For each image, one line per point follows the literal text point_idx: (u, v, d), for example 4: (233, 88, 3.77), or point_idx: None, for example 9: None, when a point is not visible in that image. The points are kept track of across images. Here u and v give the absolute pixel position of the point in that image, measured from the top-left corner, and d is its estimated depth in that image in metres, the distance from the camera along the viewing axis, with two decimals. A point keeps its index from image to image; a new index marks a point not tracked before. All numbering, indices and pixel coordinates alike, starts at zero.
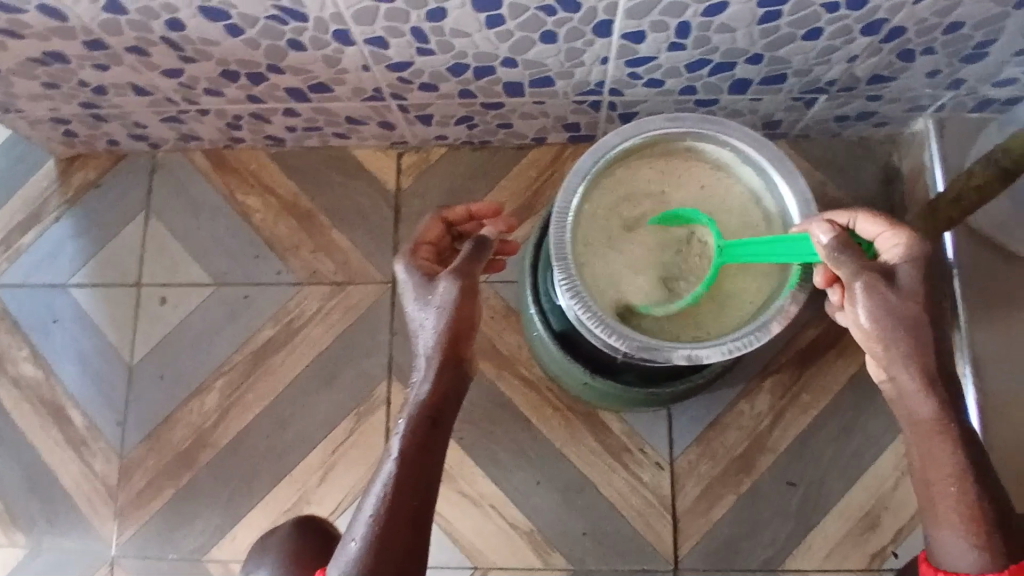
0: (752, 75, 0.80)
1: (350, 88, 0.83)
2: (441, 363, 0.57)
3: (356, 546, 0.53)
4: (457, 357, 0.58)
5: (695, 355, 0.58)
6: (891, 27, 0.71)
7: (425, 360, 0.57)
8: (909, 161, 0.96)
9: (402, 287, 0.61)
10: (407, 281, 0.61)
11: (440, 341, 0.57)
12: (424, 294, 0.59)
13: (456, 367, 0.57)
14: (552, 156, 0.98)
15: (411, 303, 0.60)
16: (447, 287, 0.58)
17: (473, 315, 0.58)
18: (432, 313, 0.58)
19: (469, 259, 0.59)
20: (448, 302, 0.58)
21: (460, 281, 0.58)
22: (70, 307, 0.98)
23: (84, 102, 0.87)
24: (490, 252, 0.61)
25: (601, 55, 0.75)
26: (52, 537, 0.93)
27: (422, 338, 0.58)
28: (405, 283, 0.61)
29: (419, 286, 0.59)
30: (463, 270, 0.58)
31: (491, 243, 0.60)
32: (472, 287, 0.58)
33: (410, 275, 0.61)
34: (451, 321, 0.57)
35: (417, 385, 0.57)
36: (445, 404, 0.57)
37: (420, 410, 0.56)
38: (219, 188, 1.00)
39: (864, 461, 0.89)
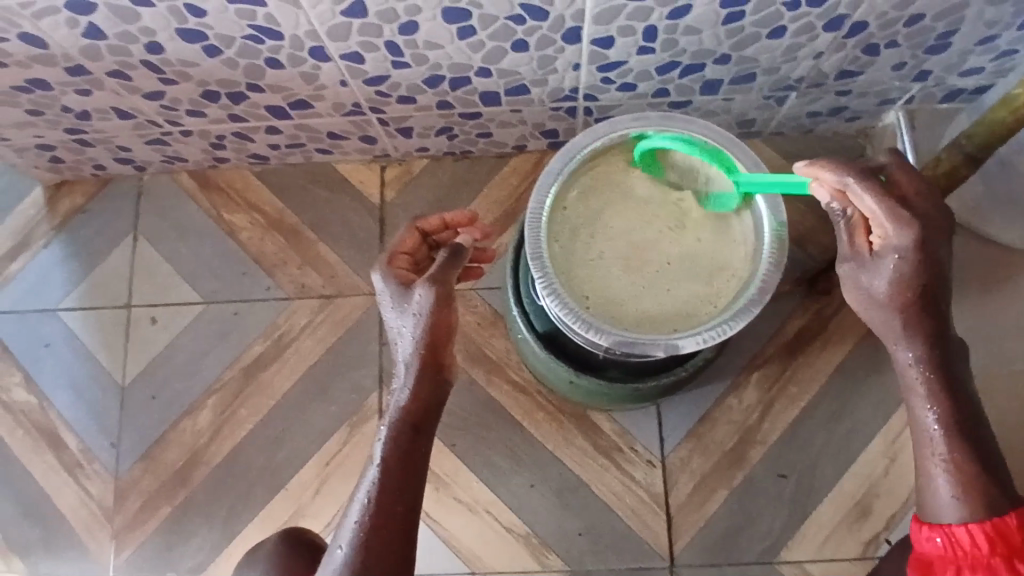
0: (722, 76, 0.81)
1: (330, 103, 0.85)
2: (421, 370, 0.57)
3: (343, 552, 0.54)
4: (437, 363, 0.58)
5: (672, 346, 0.59)
6: (853, 22, 0.73)
7: (404, 368, 0.57)
8: (882, 153, 0.98)
9: (380, 297, 0.61)
10: (384, 291, 0.61)
11: (418, 348, 0.57)
12: (401, 302, 0.59)
13: (436, 373, 0.58)
14: (532, 164, 1.00)
15: (388, 312, 0.60)
16: (423, 295, 0.58)
17: (450, 322, 0.58)
18: (410, 321, 0.58)
19: (444, 266, 0.59)
20: (425, 310, 0.57)
21: (435, 288, 0.58)
22: (61, 332, 0.99)
23: (68, 128, 0.88)
24: (465, 259, 0.62)
25: (573, 62, 0.77)
26: (49, 562, 0.93)
27: (400, 346, 0.58)
28: (383, 293, 0.61)
29: (396, 295, 0.60)
30: (438, 277, 0.58)
31: (464, 252, 0.61)
32: (449, 293, 0.58)
33: (387, 284, 0.61)
34: (429, 328, 0.57)
35: (397, 392, 0.58)
36: (427, 410, 0.58)
37: (401, 417, 0.57)
38: (206, 208, 1.01)
39: (854, 449, 0.90)
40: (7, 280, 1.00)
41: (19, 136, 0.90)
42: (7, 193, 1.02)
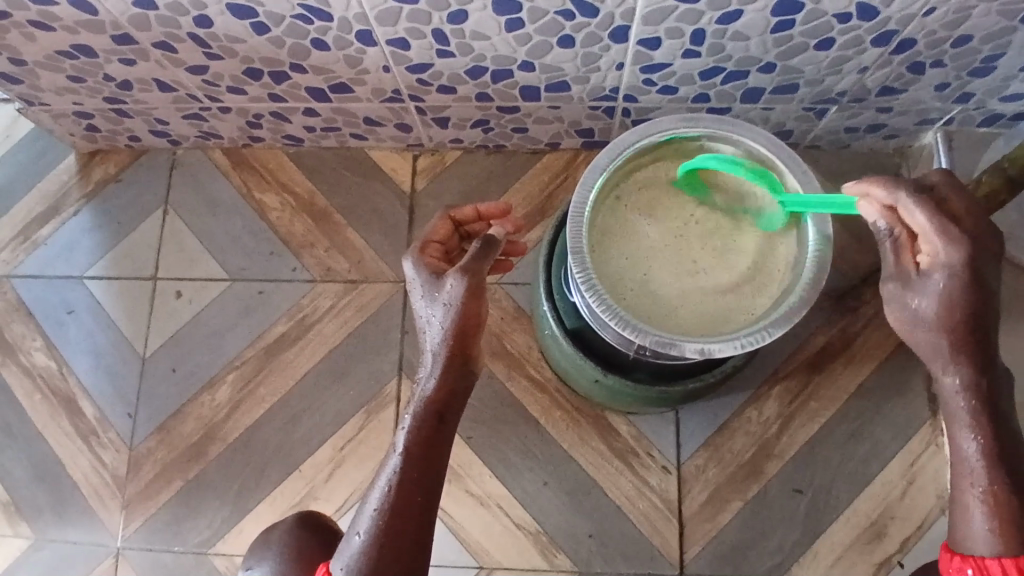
0: (765, 84, 0.81)
1: (370, 88, 0.85)
2: (447, 359, 0.56)
3: (361, 539, 0.54)
4: (464, 354, 0.57)
5: (706, 350, 0.59)
6: (901, 38, 0.73)
7: (431, 357, 0.57)
8: (917, 174, 0.97)
9: (410, 285, 0.61)
10: (414, 279, 0.61)
11: (446, 337, 0.56)
12: (431, 292, 0.59)
13: (462, 364, 0.57)
14: (565, 162, 1.00)
15: (418, 301, 0.60)
16: (454, 285, 0.57)
17: (480, 313, 0.57)
18: (439, 310, 0.57)
19: (476, 256, 0.58)
20: (455, 300, 0.57)
21: (466, 278, 0.57)
22: (85, 299, 0.99)
23: (108, 97, 0.89)
24: (498, 249, 0.61)
25: (617, 61, 0.77)
26: (58, 527, 0.93)
27: (429, 336, 0.57)
28: (413, 281, 0.61)
29: (427, 284, 0.59)
30: (470, 267, 0.58)
31: (498, 241, 0.60)
32: (481, 283, 0.57)
33: (418, 273, 0.60)
34: (458, 318, 0.57)
35: (423, 381, 0.57)
36: (451, 400, 0.57)
37: (425, 406, 0.57)
38: (237, 185, 1.02)
39: (872, 469, 0.89)
40: (35, 245, 1.01)
41: (59, 101, 0.91)
42: (41, 159, 1.03)
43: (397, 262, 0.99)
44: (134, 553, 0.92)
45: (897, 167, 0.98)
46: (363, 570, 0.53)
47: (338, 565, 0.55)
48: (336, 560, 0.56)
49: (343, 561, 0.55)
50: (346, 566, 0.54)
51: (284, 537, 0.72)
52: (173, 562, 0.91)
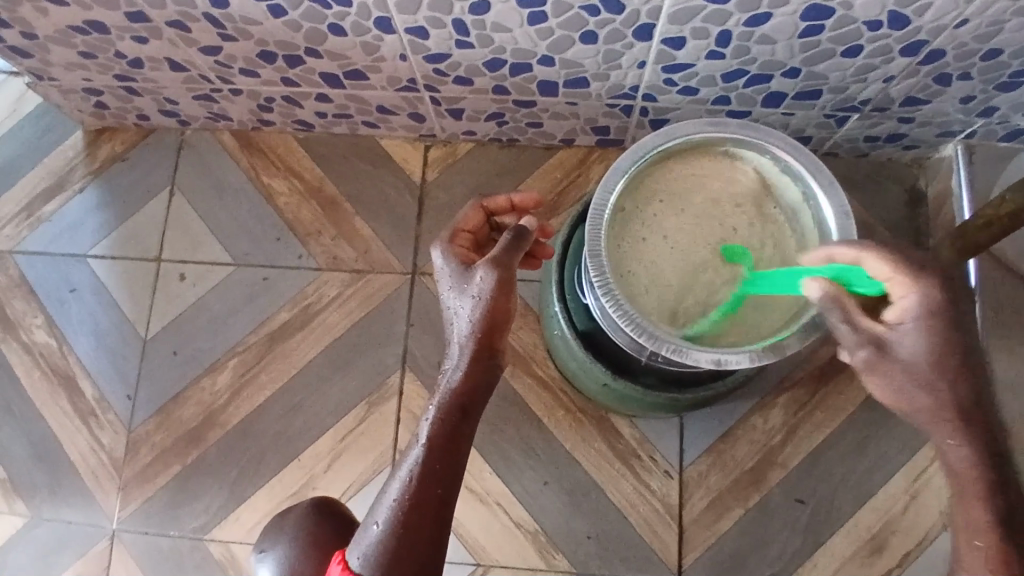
0: (788, 89, 0.80)
1: (385, 76, 0.83)
2: (474, 352, 0.55)
3: (379, 530, 0.53)
4: (492, 348, 0.56)
5: (722, 360, 0.58)
6: (930, 50, 0.71)
7: (458, 349, 0.56)
8: (935, 186, 0.96)
9: (438, 273, 0.60)
10: (443, 268, 0.60)
11: (473, 330, 0.55)
12: (460, 283, 0.58)
13: (490, 359, 0.56)
14: (578, 159, 0.98)
15: (446, 291, 0.58)
16: (484, 277, 0.56)
17: (509, 307, 0.56)
18: (468, 302, 0.56)
19: (508, 248, 0.58)
20: (484, 292, 0.56)
21: (497, 271, 0.56)
22: (88, 278, 0.98)
23: (118, 74, 0.87)
24: (528, 244, 0.60)
25: (639, 59, 0.75)
26: (53, 507, 0.93)
27: (457, 327, 0.56)
28: (442, 269, 0.59)
29: (456, 274, 0.58)
30: (502, 260, 0.57)
31: (529, 235, 0.58)
32: (511, 277, 0.56)
33: (447, 262, 0.59)
34: (487, 311, 0.55)
35: (449, 372, 0.56)
36: (477, 396, 0.56)
37: (450, 399, 0.55)
38: (245, 169, 1.00)
39: (875, 482, 0.88)
40: (38, 221, 1.00)
41: (68, 77, 0.89)
42: (48, 133, 1.02)
43: (404, 253, 0.97)
44: (129, 535, 0.91)
45: (914, 179, 0.97)
46: (380, 562, 0.52)
47: (355, 554, 0.54)
48: (350, 550, 0.55)
49: (360, 551, 0.53)
50: (363, 556, 0.53)
51: (298, 525, 0.70)
52: (168, 547, 0.91)
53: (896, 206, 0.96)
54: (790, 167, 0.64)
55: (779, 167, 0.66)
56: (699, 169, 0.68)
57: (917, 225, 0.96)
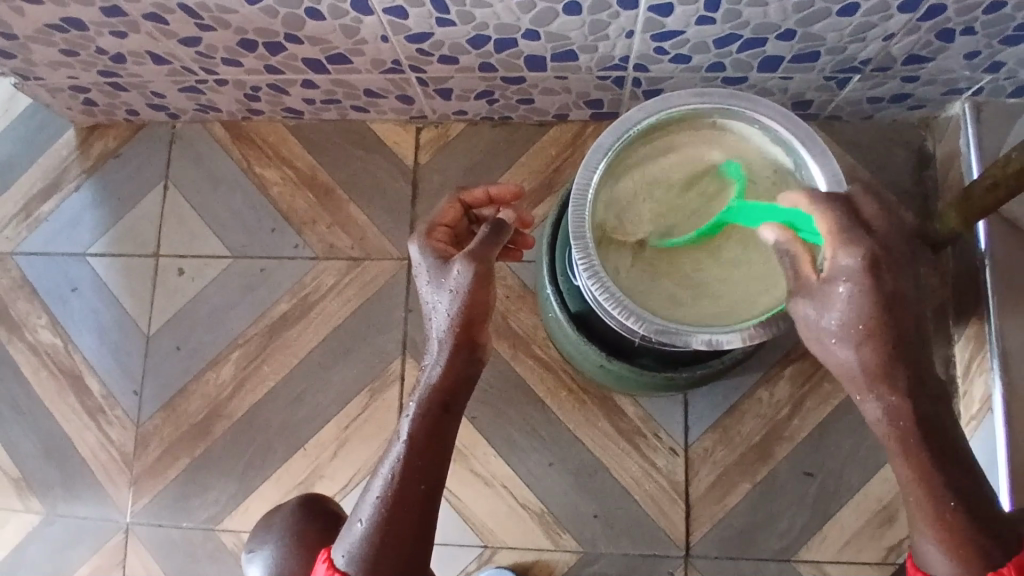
0: (784, 52, 0.77)
1: (369, 59, 0.82)
2: (455, 347, 0.54)
3: (362, 527, 0.53)
4: (472, 342, 0.55)
5: (716, 342, 0.57)
6: (930, 5, 0.68)
7: (438, 344, 0.55)
8: (943, 147, 0.92)
9: (416, 268, 0.59)
10: (421, 263, 0.59)
11: (453, 325, 0.54)
12: (438, 277, 0.57)
13: (471, 353, 0.55)
14: (572, 134, 0.96)
15: (424, 285, 0.57)
16: (461, 271, 0.55)
17: (489, 301, 0.55)
18: (446, 296, 0.55)
19: (485, 240, 0.56)
20: (463, 286, 0.55)
21: (475, 264, 0.55)
22: (88, 276, 0.99)
23: (103, 70, 0.86)
24: (507, 236, 0.58)
25: (627, 28, 0.73)
26: (68, 503, 0.94)
27: (434, 322, 0.56)
28: (419, 264, 0.59)
29: (434, 268, 0.57)
30: (479, 253, 0.55)
31: (508, 228, 0.57)
32: (490, 270, 0.55)
33: (425, 257, 0.58)
34: (465, 305, 0.54)
35: (428, 368, 0.55)
36: (460, 390, 0.55)
37: (430, 395, 0.55)
38: (237, 160, 1.00)
39: (884, 453, 0.87)
40: (37, 222, 1.00)
41: (54, 75, 0.88)
42: (41, 133, 1.02)
43: (400, 238, 0.96)
44: (142, 528, 0.93)
45: (921, 139, 0.94)
46: (366, 557, 0.53)
47: (340, 551, 0.54)
48: (336, 547, 0.55)
49: (344, 548, 0.54)
50: (348, 553, 0.53)
51: (285, 523, 0.71)
52: (181, 538, 0.92)
53: (903, 168, 0.93)
54: (781, 136, 0.62)
55: (770, 138, 0.63)
56: (687, 143, 0.66)
57: (925, 187, 0.93)
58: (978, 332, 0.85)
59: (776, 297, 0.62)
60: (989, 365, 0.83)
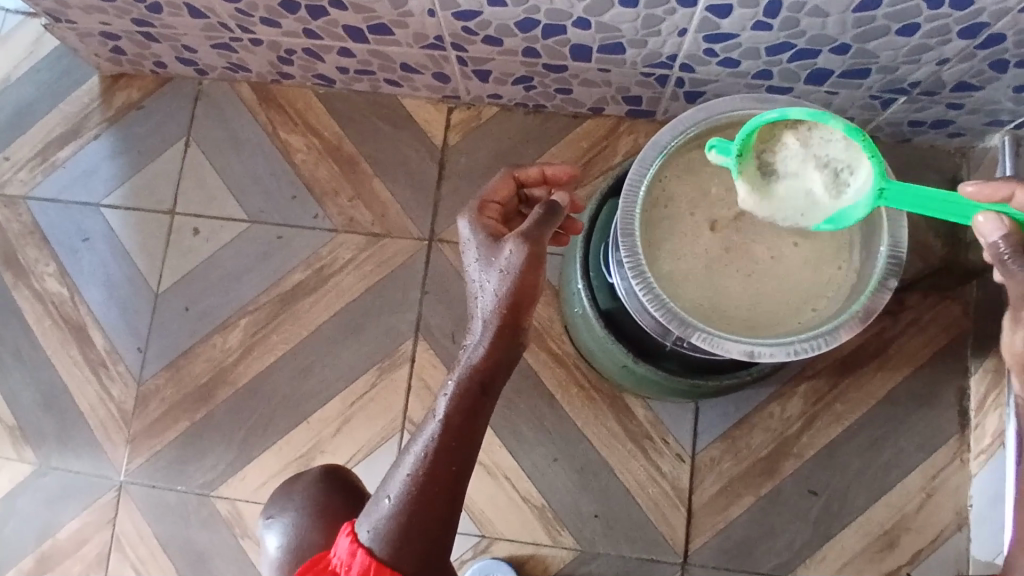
0: (835, 67, 0.75)
1: (412, 33, 0.80)
2: (499, 329, 0.53)
3: (389, 504, 0.53)
4: (517, 325, 0.53)
5: (754, 352, 0.57)
6: (991, 33, 0.67)
7: (482, 324, 0.53)
8: (977, 177, 0.91)
9: (464, 243, 0.57)
10: (470, 239, 0.57)
11: (499, 306, 0.53)
12: (488, 255, 0.55)
13: (515, 336, 0.53)
14: (606, 130, 0.95)
15: (472, 263, 0.56)
16: (514, 251, 0.53)
17: (538, 284, 0.53)
18: (494, 277, 0.53)
19: (538, 221, 0.54)
20: (513, 267, 0.53)
21: (527, 245, 0.53)
22: (101, 227, 0.97)
23: (137, 18, 0.84)
24: (560, 220, 0.56)
25: (680, 26, 0.71)
26: (62, 456, 0.93)
27: (480, 301, 0.54)
28: (469, 241, 0.57)
29: (485, 245, 0.55)
30: (531, 234, 0.53)
31: (561, 210, 0.55)
32: (541, 253, 0.53)
33: (475, 234, 0.56)
34: (515, 287, 0.52)
35: (470, 348, 0.53)
36: (498, 372, 0.54)
37: (469, 375, 0.53)
38: (263, 123, 0.98)
39: (891, 478, 0.87)
40: (52, 167, 0.98)
41: (85, 20, 0.86)
42: (64, 78, 0.99)
43: (422, 218, 0.95)
44: (135, 488, 0.91)
45: (955, 168, 0.93)
46: (392, 534, 0.53)
47: (364, 527, 0.54)
48: (361, 520, 0.55)
49: (370, 523, 0.54)
50: (372, 529, 0.54)
51: (308, 491, 0.74)
52: (174, 501, 0.91)
53: None
54: None
55: None
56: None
57: None
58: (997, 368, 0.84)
59: (771, 330, 0.63)
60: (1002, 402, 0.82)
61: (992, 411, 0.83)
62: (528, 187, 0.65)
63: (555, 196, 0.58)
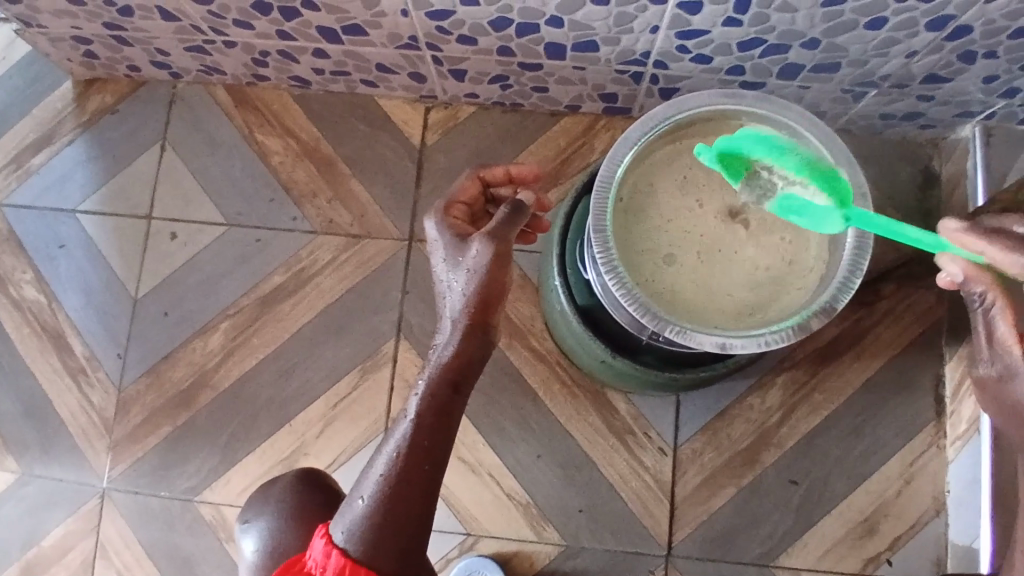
0: (805, 61, 0.76)
1: (386, 33, 0.80)
2: (468, 328, 0.53)
3: (363, 505, 0.53)
4: (484, 324, 0.54)
5: (726, 344, 0.58)
6: (957, 25, 0.68)
7: (450, 324, 0.53)
8: (949, 168, 0.93)
9: (432, 244, 0.57)
10: (437, 240, 0.57)
11: (467, 305, 0.53)
12: (454, 255, 0.55)
13: (483, 334, 0.53)
14: (583, 127, 0.95)
15: (439, 264, 0.56)
16: (479, 250, 0.53)
17: (504, 281, 0.53)
18: (461, 276, 0.53)
19: (503, 220, 0.54)
20: (479, 266, 0.53)
21: (493, 244, 0.53)
22: (77, 234, 0.96)
23: (108, 22, 0.83)
24: (526, 218, 0.56)
25: (652, 23, 0.72)
26: (45, 465, 0.92)
27: (448, 301, 0.54)
28: (436, 242, 0.57)
29: (450, 245, 0.55)
30: (497, 233, 0.53)
31: (527, 209, 0.55)
32: (508, 251, 0.53)
33: (441, 235, 0.56)
34: (482, 286, 0.53)
35: (439, 348, 0.53)
36: (468, 371, 0.54)
37: (440, 374, 0.53)
38: (239, 125, 0.97)
39: (869, 466, 0.88)
40: (27, 174, 0.97)
41: (55, 24, 0.85)
42: (36, 83, 0.98)
43: (400, 219, 0.95)
44: (118, 495, 0.91)
45: (929, 159, 0.94)
46: (367, 533, 0.53)
47: (339, 528, 0.54)
48: (336, 521, 0.55)
49: (345, 524, 0.54)
50: (347, 530, 0.54)
51: (282, 494, 0.74)
52: (158, 507, 0.91)
53: (907, 186, 0.94)
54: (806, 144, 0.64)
55: None
56: None
57: (928, 206, 0.94)
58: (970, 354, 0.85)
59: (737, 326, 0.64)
60: None
61: (966, 397, 0.85)
62: (495, 187, 0.64)
63: (522, 196, 0.59)
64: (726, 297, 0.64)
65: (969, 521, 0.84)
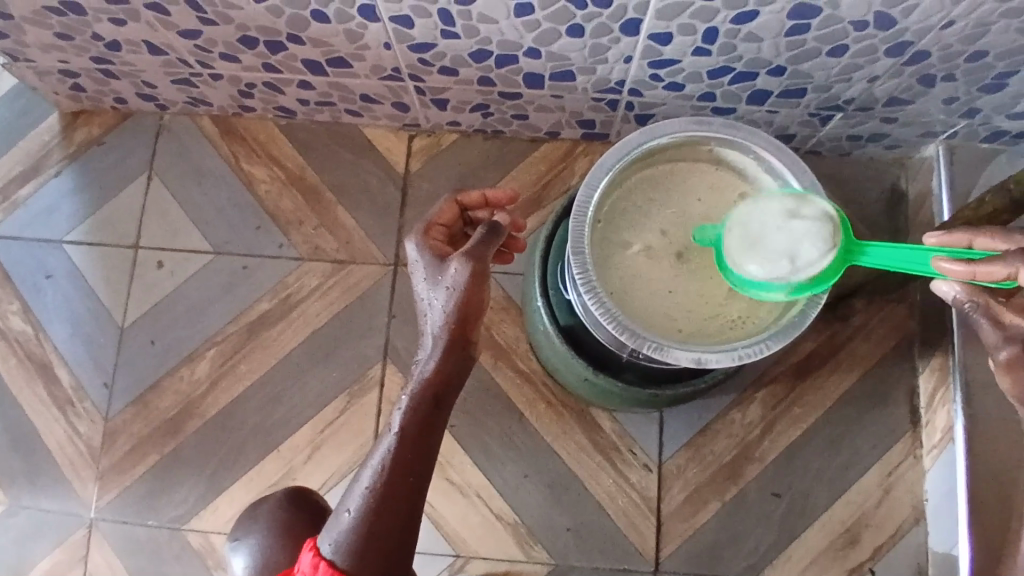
0: (773, 87, 0.80)
1: (369, 65, 0.82)
2: (448, 344, 0.55)
3: (350, 517, 0.54)
4: (464, 341, 0.56)
5: (702, 359, 0.60)
6: (915, 50, 0.72)
7: (432, 340, 0.55)
8: (915, 186, 0.96)
9: (413, 265, 0.59)
10: (417, 261, 0.58)
11: (447, 322, 0.55)
12: (434, 274, 0.57)
13: (463, 351, 0.56)
14: (562, 153, 0.98)
15: (419, 283, 0.57)
16: (458, 269, 0.55)
17: (483, 299, 0.56)
18: (441, 294, 0.55)
19: (480, 241, 0.56)
20: (458, 284, 0.55)
21: (470, 263, 0.55)
22: (63, 264, 0.96)
23: (96, 56, 0.85)
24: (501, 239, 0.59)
25: (626, 53, 0.75)
26: (30, 496, 0.91)
27: (430, 319, 0.56)
28: (416, 262, 0.58)
29: (430, 265, 0.57)
30: (474, 253, 0.56)
31: (502, 230, 0.58)
32: (485, 269, 0.56)
33: (421, 255, 0.58)
34: (461, 303, 0.55)
35: (422, 362, 0.55)
36: (449, 386, 0.56)
37: (421, 390, 0.55)
38: (226, 155, 0.99)
39: (849, 477, 0.90)
40: (13, 206, 0.97)
41: (44, 58, 0.87)
42: (23, 116, 0.99)
43: (386, 244, 0.97)
44: (105, 525, 0.90)
45: (896, 178, 0.98)
46: (354, 545, 0.53)
47: (326, 540, 0.55)
48: (323, 536, 0.55)
49: (332, 536, 0.54)
50: (335, 541, 0.54)
51: (271, 514, 0.74)
52: (145, 536, 0.90)
53: (876, 204, 0.97)
54: (773, 167, 0.67)
55: (763, 168, 0.68)
56: (706, 167, 0.70)
57: (897, 224, 0.97)
58: (942, 365, 0.88)
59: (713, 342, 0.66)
60: (951, 398, 0.86)
61: (940, 407, 0.88)
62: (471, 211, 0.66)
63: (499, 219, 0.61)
64: (702, 316, 0.67)
65: (947, 530, 0.86)
